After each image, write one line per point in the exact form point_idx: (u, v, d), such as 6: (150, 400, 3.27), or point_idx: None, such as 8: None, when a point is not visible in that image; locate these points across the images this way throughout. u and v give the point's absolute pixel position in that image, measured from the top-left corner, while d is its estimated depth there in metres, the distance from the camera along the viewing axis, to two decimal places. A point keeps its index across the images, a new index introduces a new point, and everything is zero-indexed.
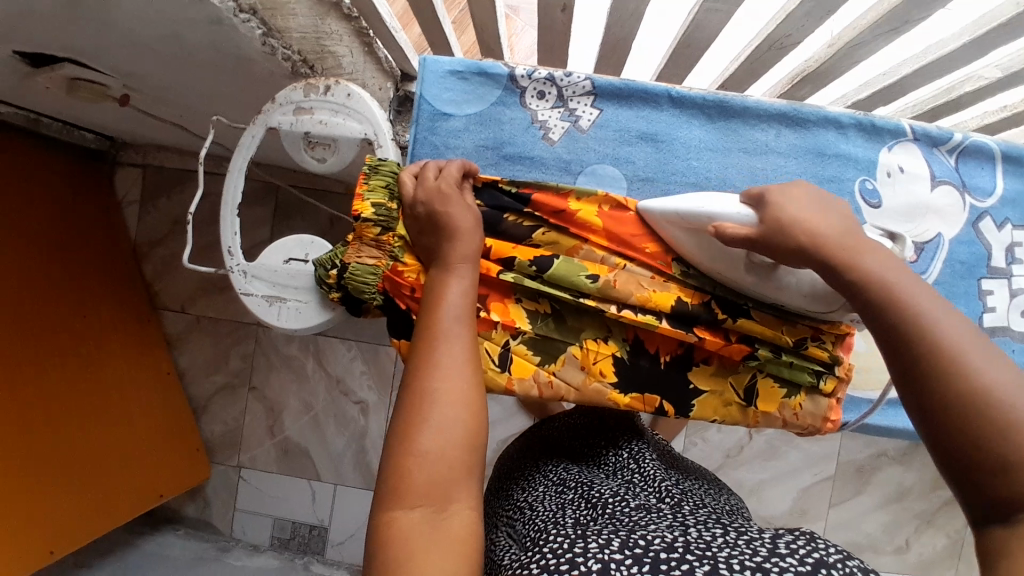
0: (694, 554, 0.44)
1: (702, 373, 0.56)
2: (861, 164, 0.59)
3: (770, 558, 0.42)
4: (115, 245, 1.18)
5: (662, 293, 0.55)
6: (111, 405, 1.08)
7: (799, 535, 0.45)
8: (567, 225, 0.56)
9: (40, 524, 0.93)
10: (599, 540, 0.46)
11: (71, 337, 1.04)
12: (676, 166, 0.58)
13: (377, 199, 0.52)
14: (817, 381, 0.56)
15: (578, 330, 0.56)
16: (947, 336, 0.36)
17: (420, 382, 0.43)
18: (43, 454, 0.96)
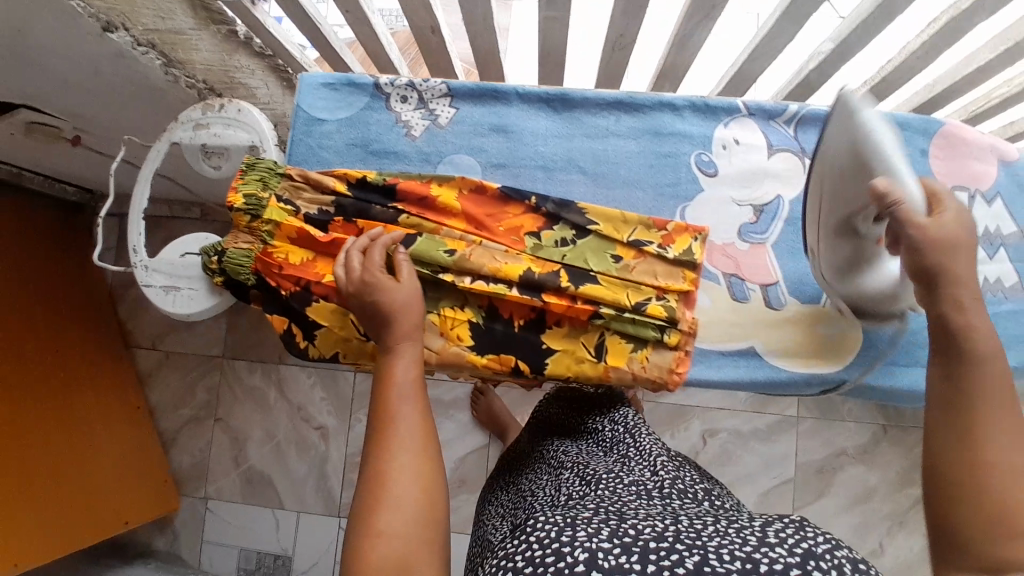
0: (685, 544, 0.44)
1: (555, 334, 0.61)
2: (696, 140, 0.65)
3: (760, 548, 0.42)
4: (92, 287, 1.28)
5: (513, 265, 0.61)
6: (81, 435, 1.14)
7: (789, 522, 0.45)
8: (427, 210, 0.62)
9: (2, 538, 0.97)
10: (589, 527, 0.45)
11: (46, 368, 1.12)
12: (526, 152, 0.65)
13: (250, 192, 0.60)
14: (661, 335, 0.60)
15: (436, 300, 0.61)
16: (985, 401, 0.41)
17: (380, 459, 0.47)
18: (12, 476, 1.01)
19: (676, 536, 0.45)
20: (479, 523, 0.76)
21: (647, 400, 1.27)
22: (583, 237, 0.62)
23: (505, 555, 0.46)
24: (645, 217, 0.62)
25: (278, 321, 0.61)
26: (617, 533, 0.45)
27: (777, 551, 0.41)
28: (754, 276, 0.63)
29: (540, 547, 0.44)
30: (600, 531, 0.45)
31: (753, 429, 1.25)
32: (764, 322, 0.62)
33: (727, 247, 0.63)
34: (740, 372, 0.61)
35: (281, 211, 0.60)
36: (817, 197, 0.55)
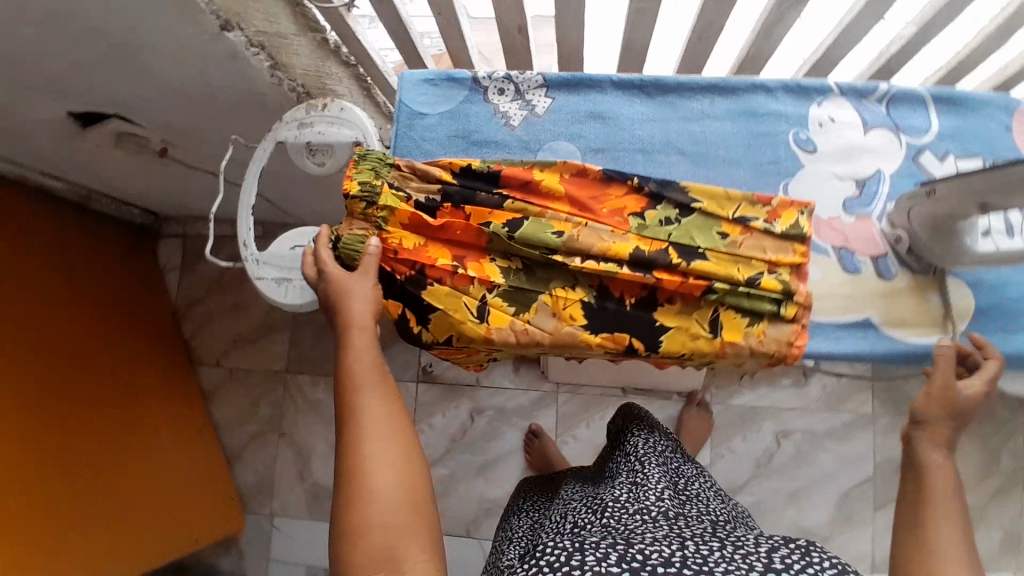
0: (691, 567, 0.53)
1: (668, 311, 0.61)
2: (790, 120, 0.66)
3: (766, 574, 0.52)
4: (159, 305, 1.32)
5: (621, 244, 0.60)
6: (152, 452, 1.14)
7: (796, 549, 0.55)
8: (532, 195, 0.62)
9: (83, 554, 0.97)
10: (598, 553, 0.54)
11: (119, 383, 1.13)
12: (623, 137, 0.66)
13: (364, 179, 0.61)
14: (776, 308, 0.60)
15: (547, 280, 0.62)
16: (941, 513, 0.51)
17: (356, 449, 0.51)
18: (94, 492, 1.02)
19: (683, 561, 0.54)
20: (498, 547, 0.81)
21: (716, 403, 1.26)
22: (688, 215, 0.62)
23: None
24: (750, 194, 0.63)
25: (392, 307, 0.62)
26: (626, 558, 0.53)
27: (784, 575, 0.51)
28: (863, 249, 0.63)
29: (553, 569, 0.52)
30: (608, 558, 0.53)
31: (828, 427, 1.23)
32: (879, 293, 0.62)
33: (833, 221, 0.64)
34: (859, 343, 0.61)
35: (393, 197, 0.61)
36: (963, 191, 0.54)
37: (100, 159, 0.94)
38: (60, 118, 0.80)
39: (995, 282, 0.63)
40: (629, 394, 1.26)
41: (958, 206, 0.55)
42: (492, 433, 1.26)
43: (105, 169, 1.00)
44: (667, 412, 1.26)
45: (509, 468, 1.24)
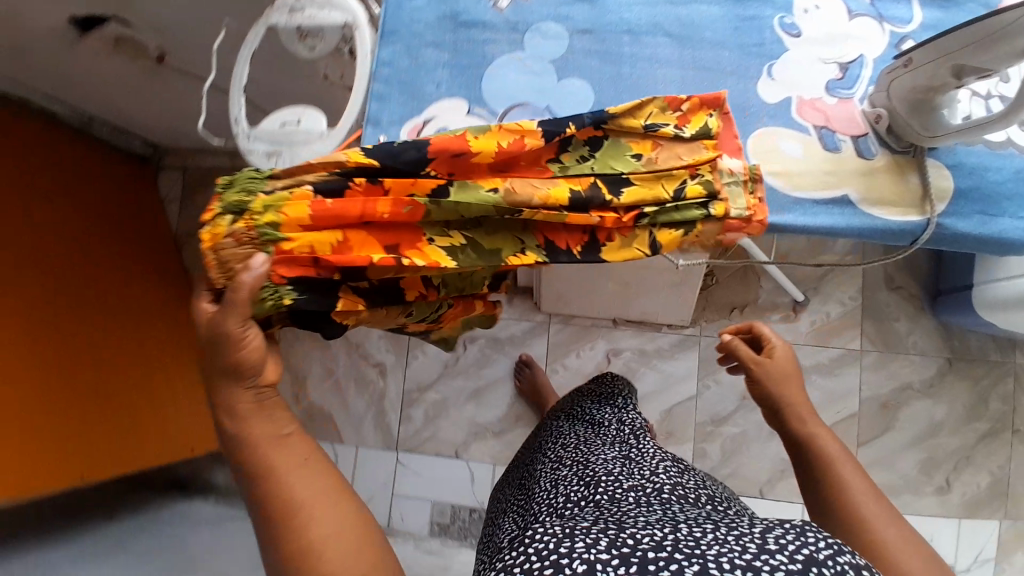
0: (683, 552, 0.50)
1: (612, 247, 0.59)
2: (776, 7, 0.67)
3: (761, 556, 0.49)
4: (160, 232, 1.34)
5: (555, 191, 0.56)
6: (149, 366, 1.17)
7: (792, 529, 0.51)
8: (463, 162, 0.55)
9: (79, 450, 0.99)
10: (587, 540, 0.52)
11: (116, 301, 1.15)
12: (612, 19, 0.66)
13: (233, 197, 0.51)
14: (706, 211, 0.59)
15: (495, 248, 0.58)
16: (824, 447, 0.58)
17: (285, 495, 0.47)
18: (91, 396, 1.04)
19: (675, 545, 0.51)
20: (492, 528, 0.83)
21: (707, 335, 1.26)
22: (600, 145, 0.59)
23: (506, 566, 0.53)
24: (660, 99, 0.59)
25: (347, 304, 0.56)
26: (615, 544, 0.52)
27: (778, 560, 0.47)
28: (844, 130, 0.64)
29: (538, 559, 0.52)
30: (597, 545, 0.52)
31: (817, 362, 1.28)
32: (858, 171, 0.63)
33: (815, 102, 0.65)
34: (836, 219, 0.62)
35: (274, 200, 0.51)
36: (938, 55, 0.55)
37: (98, 68, 0.96)
38: (60, 21, 0.81)
39: (974, 167, 0.64)
40: (620, 326, 1.27)
41: (933, 72, 0.56)
42: (484, 361, 1.28)
43: (104, 81, 1.01)
44: (656, 343, 1.27)
45: (498, 395, 1.27)
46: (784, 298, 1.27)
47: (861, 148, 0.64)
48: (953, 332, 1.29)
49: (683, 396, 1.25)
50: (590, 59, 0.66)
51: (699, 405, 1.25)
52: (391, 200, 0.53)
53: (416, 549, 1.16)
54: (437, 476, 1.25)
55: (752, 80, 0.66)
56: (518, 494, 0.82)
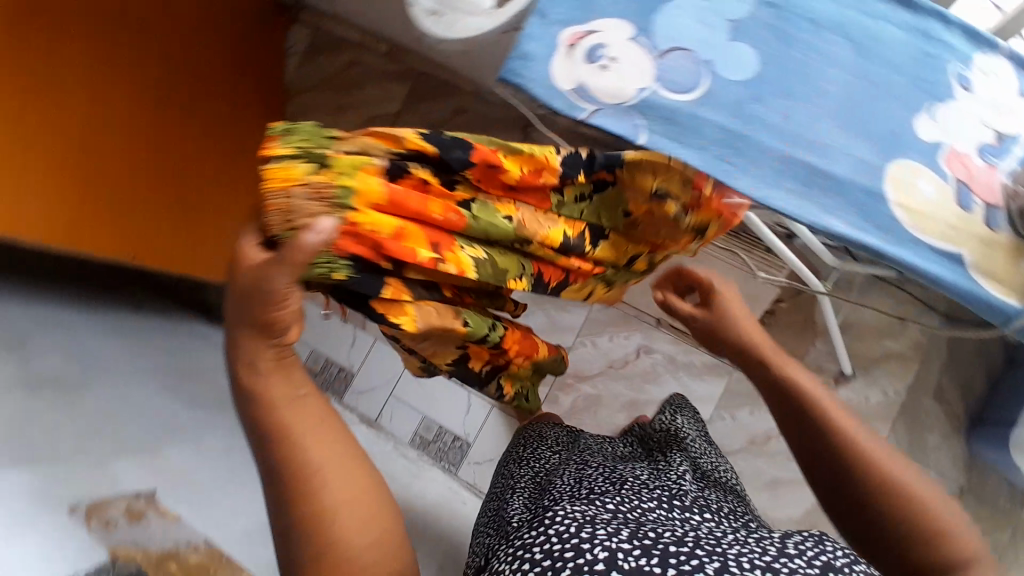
0: (703, 550, 0.52)
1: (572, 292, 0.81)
2: (958, 56, 0.66)
3: (780, 558, 0.51)
4: (277, 77, 1.40)
5: (553, 231, 0.69)
6: (222, 185, 1.22)
7: (809, 537, 0.54)
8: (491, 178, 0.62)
9: (138, 228, 1.03)
10: (608, 529, 0.54)
11: (220, 115, 1.19)
12: (801, 3, 0.66)
13: (302, 144, 0.49)
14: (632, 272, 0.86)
15: (494, 253, 0.65)
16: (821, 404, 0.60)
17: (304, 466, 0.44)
18: (165, 186, 1.08)
19: (695, 543, 0.53)
20: (496, 504, 0.86)
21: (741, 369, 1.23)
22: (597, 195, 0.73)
23: (525, 544, 0.55)
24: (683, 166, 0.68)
25: (393, 292, 0.58)
26: (638, 537, 0.53)
27: (797, 564, 0.50)
28: (982, 195, 0.64)
29: (559, 540, 0.53)
30: (619, 534, 0.53)
31: None
32: (981, 238, 0.62)
33: (965, 157, 0.64)
34: (947, 274, 0.61)
35: (349, 166, 0.51)
36: None
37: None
38: None
39: None
40: (662, 327, 1.25)
41: None
42: None
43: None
44: (689, 356, 1.25)
45: None
46: (831, 365, 1.25)
47: (991, 216, 0.63)
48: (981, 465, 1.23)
49: None
50: (765, 32, 0.66)
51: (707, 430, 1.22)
52: (441, 203, 0.58)
53: (394, 451, 1.23)
54: (434, 392, 1.31)
55: (910, 111, 0.65)
56: (532, 483, 0.85)
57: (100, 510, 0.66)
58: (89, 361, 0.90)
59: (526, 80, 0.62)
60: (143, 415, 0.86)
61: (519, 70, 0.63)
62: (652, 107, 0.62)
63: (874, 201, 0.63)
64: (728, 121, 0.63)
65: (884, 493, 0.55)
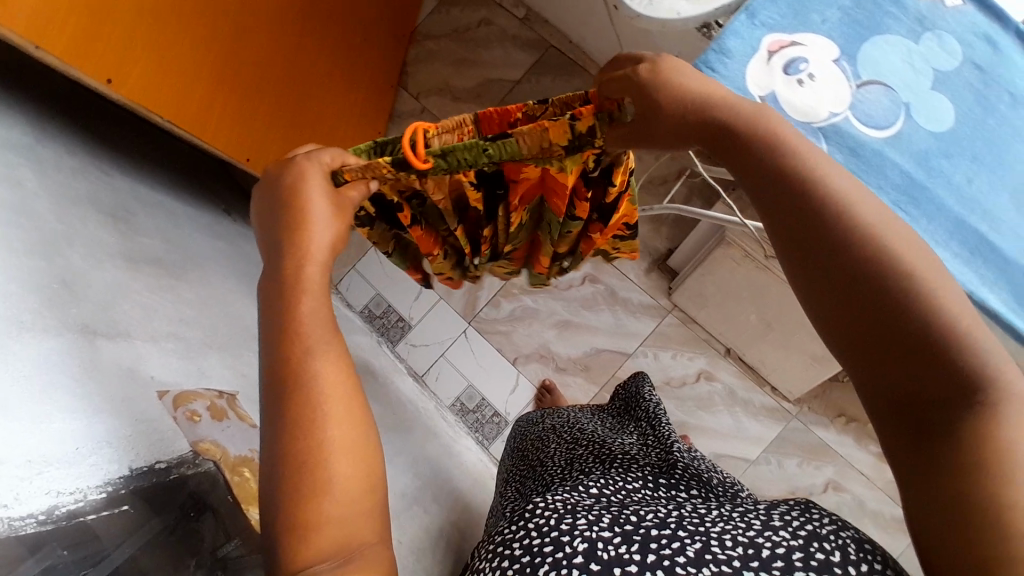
0: (685, 530, 0.50)
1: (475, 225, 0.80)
2: None
3: (764, 532, 0.48)
4: (409, 18, 1.40)
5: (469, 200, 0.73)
6: (334, 110, 1.22)
7: (794, 506, 0.49)
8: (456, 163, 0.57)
9: (257, 132, 1.03)
10: (588, 517, 0.53)
11: (348, 42, 1.20)
12: (1008, 73, 0.63)
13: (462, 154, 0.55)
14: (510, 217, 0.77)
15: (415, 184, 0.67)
16: (929, 277, 0.42)
17: (313, 434, 0.45)
18: (287, 99, 1.08)
19: (678, 525, 0.51)
20: (496, 496, 0.89)
21: (796, 420, 1.21)
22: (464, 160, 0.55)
23: (504, 540, 0.53)
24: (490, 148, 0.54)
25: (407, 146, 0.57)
26: (620, 523, 0.52)
27: (780, 537, 0.46)
28: None
29: (540, 535, 0.51)
30: (599, 522, 0.52)
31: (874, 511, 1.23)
32: None
33: None
34: None
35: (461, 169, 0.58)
36: None
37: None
38: None
39: None
40: (730, 358, 1.24)
41: None
42: (592, 303, 1.29)
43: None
44: (749, 394, 1.23)
45: (581, 339, 1.29)
46: None
47: None
48: None
49: (740, 454, 1.20)
50: (965, 92, 0.63)
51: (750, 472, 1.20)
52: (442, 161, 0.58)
53: (436, 412, 1.22)
54: (486, 364, 1.31)
55: None
56: (524, 470, 0.88)
57: (188, 401, 0.63)
58: (184, 248, 0.91)
59: (720, 75, 0.60)
60: (227, 314, 0.86)
61: (714, 63, 0.61)
62: (841, 133, 0.60)
63: None
64: (913, 170, 0.60)
65: (918, 327, 0.41)
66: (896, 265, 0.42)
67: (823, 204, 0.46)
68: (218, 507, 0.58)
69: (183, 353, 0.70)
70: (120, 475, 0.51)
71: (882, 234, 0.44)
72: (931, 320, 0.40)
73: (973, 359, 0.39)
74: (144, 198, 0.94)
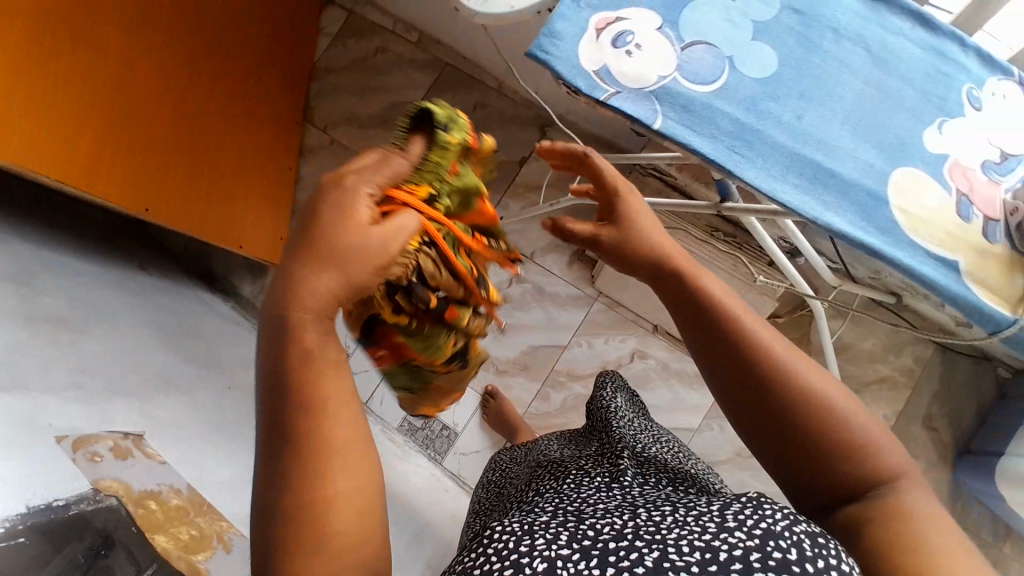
0: (643, 539, 0.47)
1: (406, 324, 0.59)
2: (972, 77, 0.69)
3: (720, 535, 0.45)
4: (307, 55, 1.44)
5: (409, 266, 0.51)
6: (239, 153, 1.24)
7: (747, 503, 0.48)
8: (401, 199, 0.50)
9: (158, 183, 1.04)
10: (546, 534, 0.48)
11: (244, 86, 1.23)
12: (825, 12, 0.68)
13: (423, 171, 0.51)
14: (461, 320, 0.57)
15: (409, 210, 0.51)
16: (843, 411, 0.48)
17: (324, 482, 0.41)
18: (185, 147, 1.09)
19: (636, 533, 0.47)
20: (464, 529, 0.82)
21: None
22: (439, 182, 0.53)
23: (462, 569, 0.47)
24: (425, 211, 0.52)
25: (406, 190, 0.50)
26: (576, 538, 0.47)
27: (737, 538, 0.44)
28: (982, 207, 0.65)
29: (499, 558, 0.46)
30: (557, 539, 0.47)
31: None
32: (975, 247, 0.63)
33: (967, 170, 0.66)
34: (937, 274, 0.62)
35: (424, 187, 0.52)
36: None
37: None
38: None
39: None
40: (657, 335, 1.28)
41: None
42: (522, 303, 1.31)
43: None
44: (682, 365, 1.26)
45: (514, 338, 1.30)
46: None
47: (988, 232, 0.64)
48: (959, 496, 1.22)
49: (683, 424, 1.23)
50: (788, 34, 0.67)
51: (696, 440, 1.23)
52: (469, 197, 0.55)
53: (383, 434, 1.22)
54: None
55: (923, 124, 0.67)
56: (491, 499, 0.83)
57: (89, 442, 0.63)
58: (91, 305, 0.91)
59: (553, 56, 0.65)
60: (137, 362, 0.86)
61: (547, 47, 0.65)
62: (672, 93, 0.64)
63: (875, 202, 0.63)
64: (743, 116, 0.64)
65: (830, 454, 0.47)
66: (815, 409, 0.48)
67: (753, 354, 0.50)
68: (127, 542, 0.58)
69: (86, 400, 0.70)
70: (16, 512, 0.51)
71: (809, 394, 0.48)
72: (845, 457, 0.47)
73: (876, 463, 0.47)
74: (48, 260, 0.93)
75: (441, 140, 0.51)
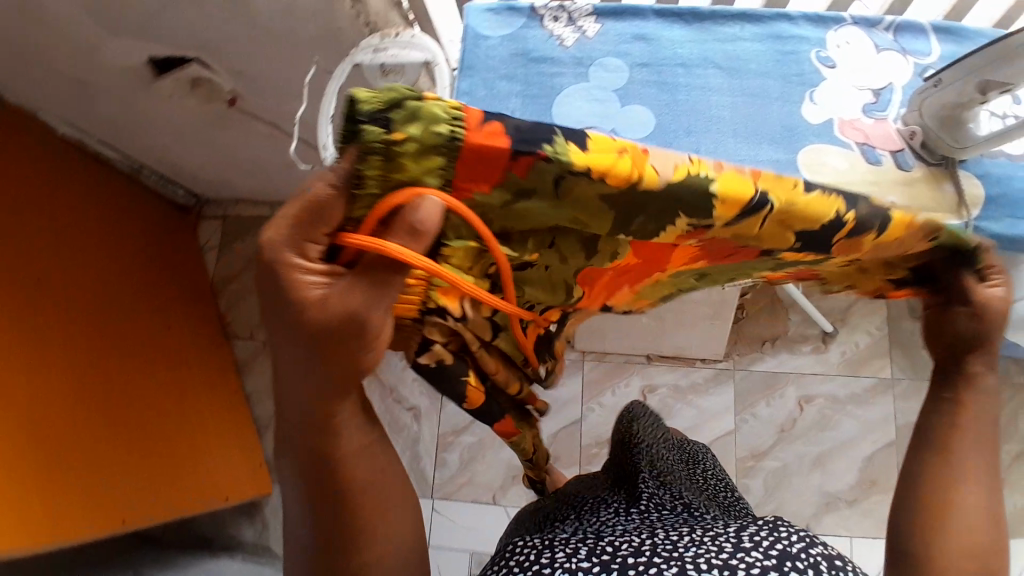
0: (661, 555, 0.48)
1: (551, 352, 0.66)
2: (812, 42, 0.74)
3: (737, 553, 0.47)
4: (198, 277, 1.37)
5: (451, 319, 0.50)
6: (178, 411, 1.15)
7: (763, 525, 0.50)
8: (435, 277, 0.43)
9: (108, 495, 0.96)
10: (567, 548, 0.50)
11: (155, 345, 1.15)
12: (666, 52, 0.73)
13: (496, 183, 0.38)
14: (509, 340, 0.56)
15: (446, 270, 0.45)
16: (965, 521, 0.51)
17: None
18: (121, 441, 1.01)
19: (653, 550, 0.48)
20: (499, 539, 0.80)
21: (738, 369, 1.26)
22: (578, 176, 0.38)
23: None
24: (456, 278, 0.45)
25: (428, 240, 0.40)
26: (596, 551, 0.49)
27: (753, 555, 0.46)
28: (883, 145, 0.70)
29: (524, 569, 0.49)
30: (578, 553, 0.49)
31: (850, 393, 1.23)
32: (900, 182, 0.69)
33: (854, 122, 0.71)
34: None
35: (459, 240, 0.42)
36: (967, 72, 0.64)
37: (169, 116, 0.98)
38: (140, 62, 0.83)
39: (999, 176, 0.70)
40: (654, 362, 1.28)
41: (962, 89, 0.64)
42: None
43: (169, 133, 1.05)
44: (690, 378, 1.27)
45: None
46: (813, 329, 1.26)
47: (902, 161, 0.70)
48: None
49: (722, 430, 1.24)
50: (647, 88, 0.71)
51: (739, 438, 1.24)
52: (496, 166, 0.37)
53: None
54: (473, 522, 1.25)
55: (796, 104, 0.71)
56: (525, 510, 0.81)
57: None
58: None
59: None
60: None
61: None
62: None
63: None
64: None
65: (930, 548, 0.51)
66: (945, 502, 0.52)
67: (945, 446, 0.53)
68: None
69: None
70: None
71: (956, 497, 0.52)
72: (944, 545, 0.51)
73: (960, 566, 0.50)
74: None
75: (374, 142, 0.35)
